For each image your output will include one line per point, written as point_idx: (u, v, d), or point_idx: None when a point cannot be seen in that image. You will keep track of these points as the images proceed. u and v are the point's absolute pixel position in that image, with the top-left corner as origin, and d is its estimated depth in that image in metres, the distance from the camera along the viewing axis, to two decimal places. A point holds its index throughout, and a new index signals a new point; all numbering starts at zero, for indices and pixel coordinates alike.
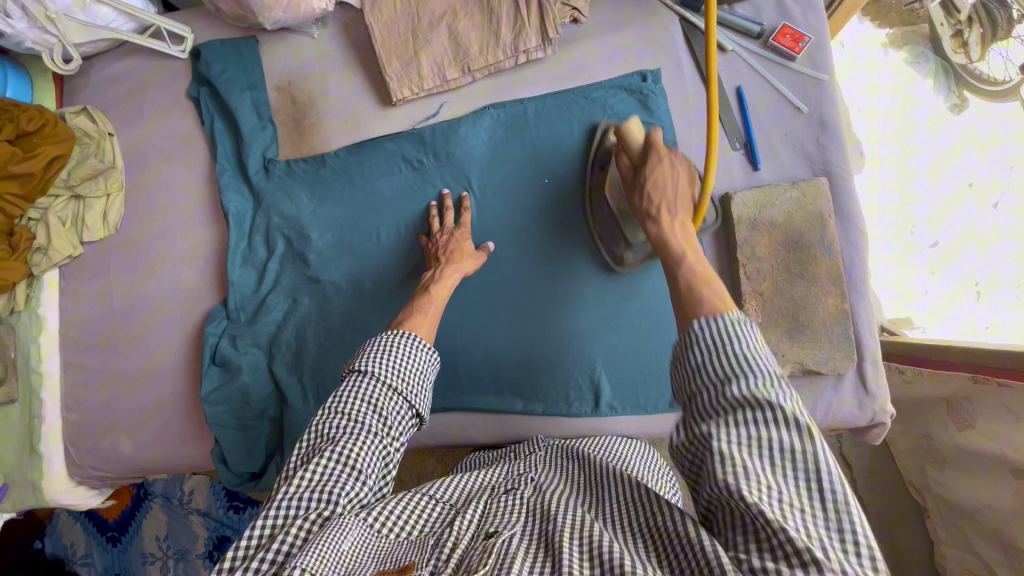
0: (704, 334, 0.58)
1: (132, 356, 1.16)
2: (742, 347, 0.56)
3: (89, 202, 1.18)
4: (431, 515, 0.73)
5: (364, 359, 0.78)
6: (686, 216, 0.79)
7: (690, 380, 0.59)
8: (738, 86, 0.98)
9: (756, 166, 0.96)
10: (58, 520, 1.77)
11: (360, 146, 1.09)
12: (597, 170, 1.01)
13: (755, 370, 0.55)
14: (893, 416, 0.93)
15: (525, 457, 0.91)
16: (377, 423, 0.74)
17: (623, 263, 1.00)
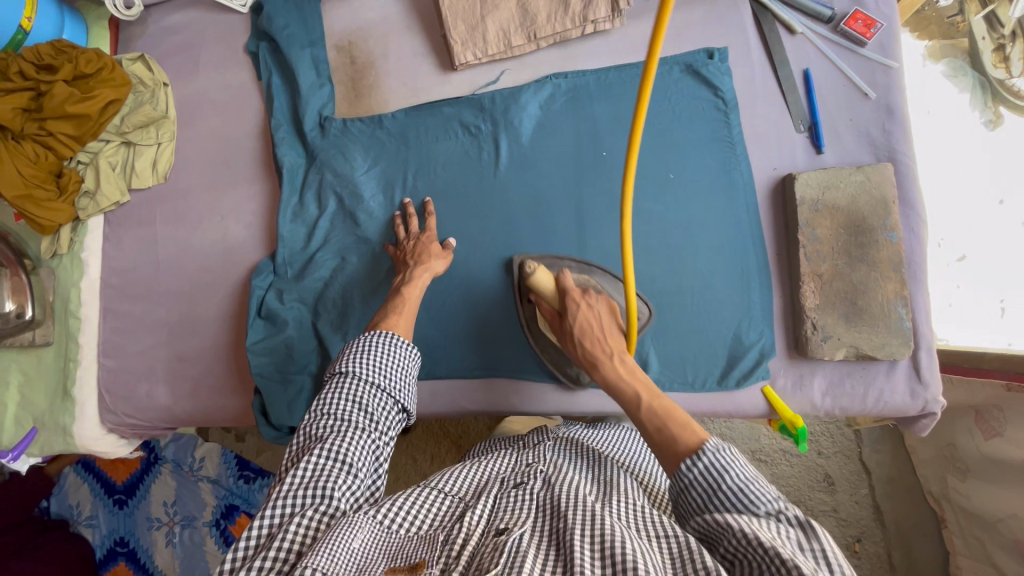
0: (695, 474, 0.62)
1: (173, 306, 1.16)
2: (731, 470, 0.60)
3: (140, 149, 1.18)
4: (439, 509, 0.70)
5: (344, 362, 0.77)
6: (622, 351, 0.84)
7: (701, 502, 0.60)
8: (806, 68, 0.98)
9: (820, 149, 0.96)
10: (66, 480, 1.76)
11: (418, 110, 1.09)
12: (528, 305, 1.02)
13: (753, 494, 0.58)
14: (944, 407, 0.93)
15: (533, 447, 0.87)
16: (365, 420, 0.72)
17: (581, 383, 1.02)
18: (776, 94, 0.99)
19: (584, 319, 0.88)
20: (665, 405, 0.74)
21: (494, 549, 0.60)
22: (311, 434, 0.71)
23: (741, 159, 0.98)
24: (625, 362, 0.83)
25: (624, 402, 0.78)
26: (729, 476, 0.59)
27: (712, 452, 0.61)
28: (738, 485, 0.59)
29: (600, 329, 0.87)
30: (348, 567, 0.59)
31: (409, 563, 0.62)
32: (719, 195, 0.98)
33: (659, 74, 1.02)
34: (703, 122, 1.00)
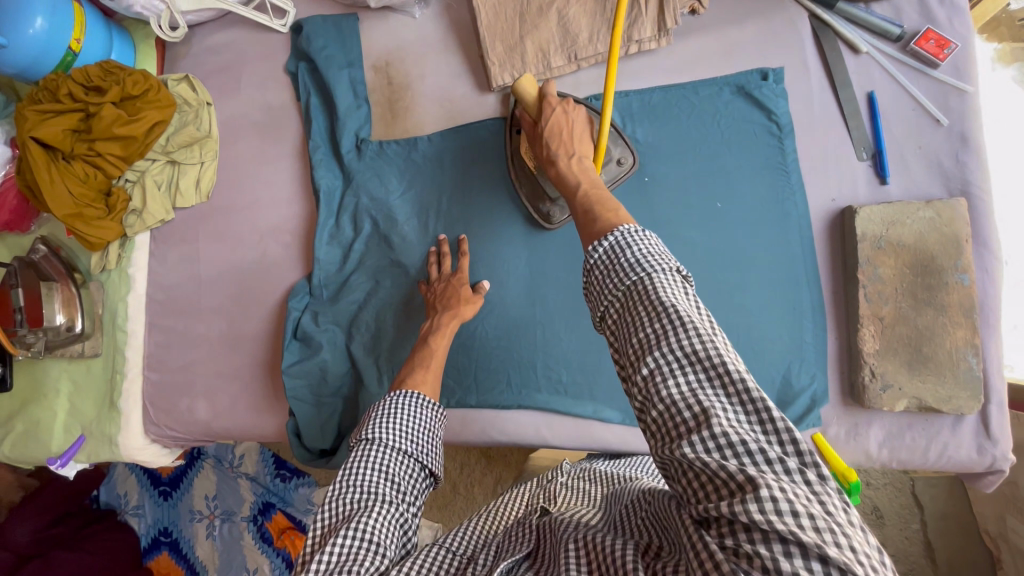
0: (600, 256, 0.60)
1: (212, 323, 1.18)
2: (660, 273, 0.56)
3: (184, 168, 1.20)
4: (450, 568, 0.65)
5: (370, 428, 0.76)
6: (586, 154, 0.82)
7: (601, 303, 0.60)
8: (870, 91, 0.91)
9: (885, 180, 0.89)
10: (115, 471, 1.84)
11: (454, 132, 1.07)
12: (516, 135, 1.01)
13: (650, 272, 0.56)
14: (1013, 464, 0.85)
15: (547, 485, 0.84)
16: (391, 491, 0.71)
17: (552, 220, 1.00)
18: (837, 118, 0.92)
19: (556, 120, 0.85)
20: (600, 194, 0.74)
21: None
22: (336, 508, 0.69)
23: (796, 189, 0.92)
24: (581, 155, 0.81)
25: (568, 188, 0.78)
26: (656, 280, 0.55)
27: (622, 237, 0.59)
28: (662, 289, 0.54)
29: (570, 129, 0.85)
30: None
31: None
32: (770, 226, 0.92)
33: (707, 97, 0.97)
34: (753, 149, 0.94)
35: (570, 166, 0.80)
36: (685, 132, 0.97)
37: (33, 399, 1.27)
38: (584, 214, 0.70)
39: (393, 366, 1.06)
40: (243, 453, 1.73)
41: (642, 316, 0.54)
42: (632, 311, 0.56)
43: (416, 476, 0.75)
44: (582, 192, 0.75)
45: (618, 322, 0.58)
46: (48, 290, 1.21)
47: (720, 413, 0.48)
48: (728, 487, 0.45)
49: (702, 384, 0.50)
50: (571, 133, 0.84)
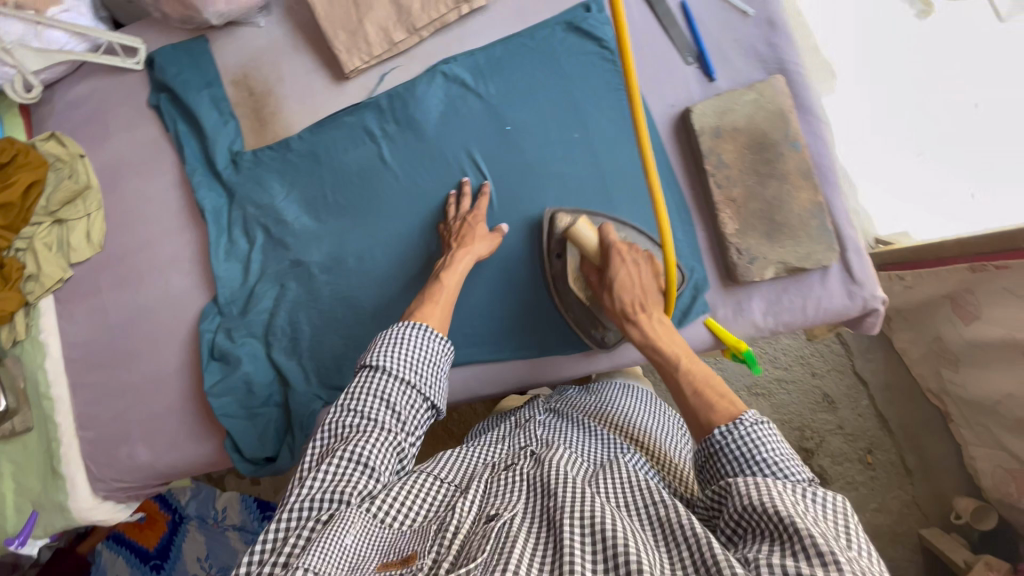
0: (731, 439, 0.68)
1: (135, 367, 1.18)
2: (763, 435, 0.66)
3: (72, 224, 1.21)
4: (436, 495, 0.73)
5: (376, 354, 0.80)
6: (656, 309, 0.88)
7: (722, 462, 0.68)
8: (682, 0, 0.98)
9: (712, 77, 0.96)
10: (101, 557, 1.77)
11: (322, 125, 1.10)
12: (556, 260, 1.00)
13: (783, 465, 0.64)
14: (886, 301, 0.93)
15: (526, 428, 0.94)
16: (390, 419, 0.76)
17: (607, 341, 1.02)
18: (660, 31, 0.99)
19: (626, 275, 0.89)
20: (704, 372, 0.80)
21: (484, 536, 0.64)
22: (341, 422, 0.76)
23: (638, 102, 0.98)
24: (661, 320, 0.88)
25: (664, 361, 0.84)
26: (752, 435, 0.67)
27: (750, 423, 0.68)
28: (760, 441, 0.66)
29: (640, 283, 0.89)
30: (342, 565, 0.63)
31: (401, 556, 0.66)
32: (624, 143, 0.99)
33: (543, 38, 1.03)
34: (594, 77, 1.00)
35: (653, 339, 0.86)
36: (532, 76, 1.03)
37: None
38: (689, 401, 0.77)
39: (316, 360, 1.09)
40: (224, 505, 1.72)
41: (746, 464, 0.65)
42: (730, 465, 0.67)
43: (423, 412, 0.80)
44: (678, 371, 0.82)
45: (717, 472, 0.68)
46: None
47: (815, 518, 0.56)
48: (802, 547, 0.52)
49: (805, 501, 0.59)
50: (637, 289, 0.88)
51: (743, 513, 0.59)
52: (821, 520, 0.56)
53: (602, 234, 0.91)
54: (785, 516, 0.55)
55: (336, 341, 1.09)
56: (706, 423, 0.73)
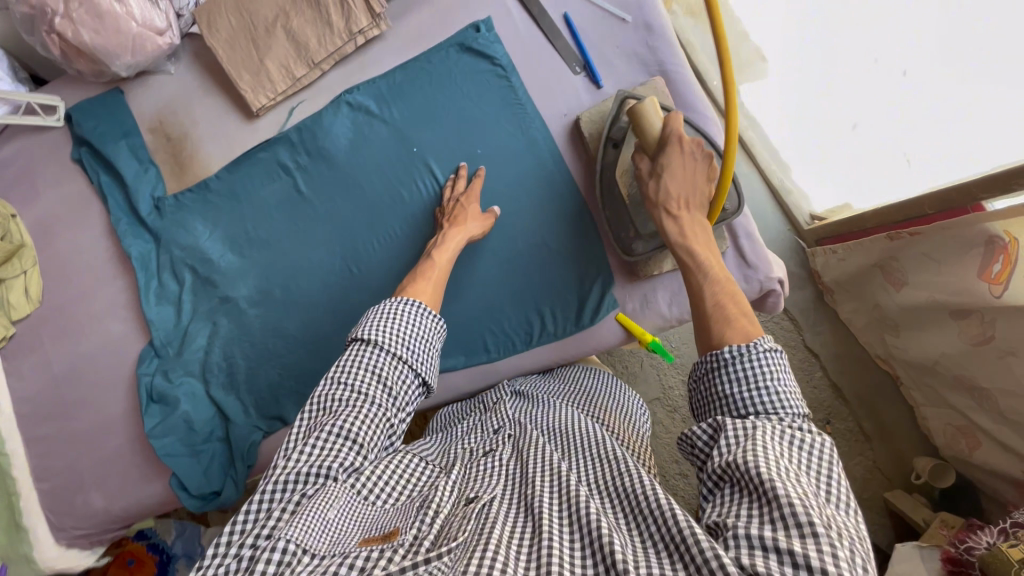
0: (740, 368, 0.66)
1: (82, 416, 1.21)
2: (776, 374, 0.66)
3: (9, 283, 1.22)
4: (419, 477, 0.77)
5: (367, 326, 0.79)
6: (700, 209, 0.86)
7: (715, 400, 0.69)
8: (564, 13, 1.02)
9: (598, 84, 1.00)
10: None
11: (237, 164, 1.13)
12: (608, 149, 0.97)
13: (780, 403, 0.65)
14: (783, 280, 0.97)
15: (496, 407, 0.97)
16: (383, 395, 0.76)
17: (633, 253, 0.97)
18: (546, 43, 1.02)
19: (677, 163, 0.86)
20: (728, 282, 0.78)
21: (466, 518, 0.67)
22: (330, 390, 0.75)
23: (532, 115, 1.02)
24: (699, 220, 0.85)
25: (687, 256, 0.82)
26: (764, 372, 0.66)
27: (764, 351, 0.66)
28: (765, 381, 0.65)
29: (689, 180, 0.86)
30: (324, 540, 0.64)
31: (381, 531, 0.68)
32: (524, 154, 1.03)
33: (439, 61, 1.06)
34: (489, 94, 1.04)
35: (688, 235, 0.84)
36: (432, 98, 1.06)
37: None
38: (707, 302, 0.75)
39: (255, 391, 1.13)
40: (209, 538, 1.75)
41: (746, 391, 0.66)
42: (721, 404, 0.68)
43: (411, 386, 0.80)
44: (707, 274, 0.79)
45: (712, 391, 0.69)
46: None
47: (797, 479, 0.58)
48: (782, 511, 0.54)
49: (791, 451, 0.61)
50: (688, 183, 0.86)
51: (729, 463, 0.62)
52: (803, 478, 0.58)
53: (665, 121, 0.87)
54: (769, 482, 0.56)
55: (273, 371, 1.13)
56: (716, 327, 0.72)
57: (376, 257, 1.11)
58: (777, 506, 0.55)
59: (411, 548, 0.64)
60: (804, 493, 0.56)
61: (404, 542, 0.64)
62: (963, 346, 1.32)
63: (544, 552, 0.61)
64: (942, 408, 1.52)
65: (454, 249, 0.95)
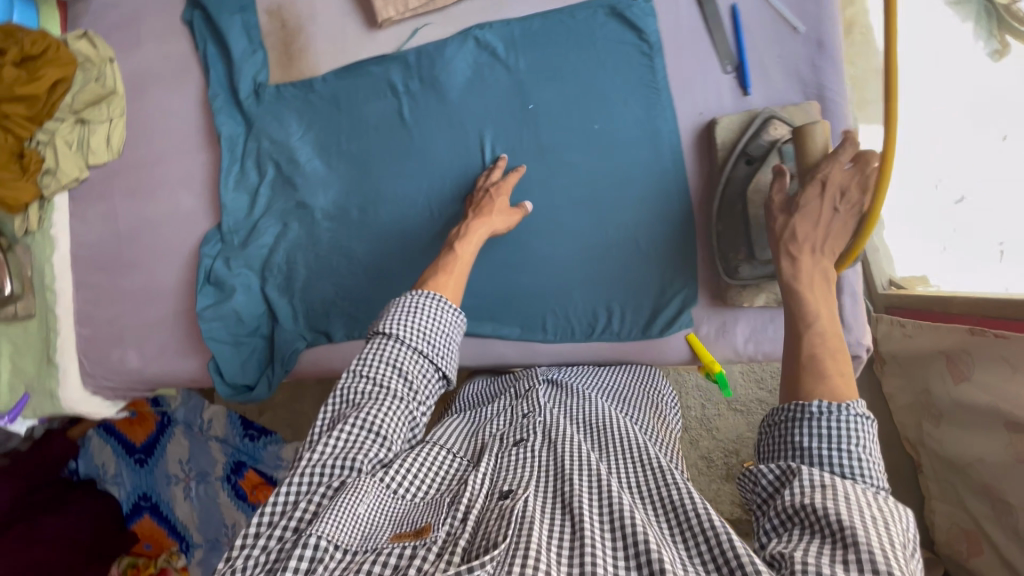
0: (822, 430, 0.64)
1: (136, 276, 1.22)
2: (859, 432, 0.64)
3: (93, 127, 1.23)
4: (447, 467, 0.78)
5: (388, 322, 0.80)
6: (830, 256, 0.80)
7: (782, 448, 0.67)
8: (732, 4, 0.93)
9: (746, 92, 0.93)
10: (90, 442, 1.90)
11: (347, 71, 1.09)
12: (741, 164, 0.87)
13: (858, 457, 0.63)
14: (871, 349, 0.93)
15: (528, 394, 0.93)
16: (403, 388, 0.79)
17: (739, 276, 0.89)
18: (702, 33, 0.95)
19: (811, 206, 0.79)
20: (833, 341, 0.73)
21: (499, 513, 0.65)
22: (350, 387, 0.78)
23: (665, 104, 0.95)
24: (821, 268, 0.79)
25: (795, 306, 0.77)
26: (847, 427, 0.64)
27: (854, 413, 0.64)
28: (845, 438, 0.63)
29: (824, 224, 0.79)
30: (355, 535, 0.66)
31: (415, 527, 0.69)
32: (644, 143, 0.96)
33: (583, 19, 0.98)
34: (626, 71, 0.96)
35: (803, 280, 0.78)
36: (565, 57, 0.99)
37: None
38: (801, 355, 0.71)
39: (307, 301, 1.13)
40: (209, 416, 1.80)
41: (826, 447, 0.64)
42: (791, 449, 0.66)
43: (429, 374, 0.81)
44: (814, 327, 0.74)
45: (786, 439, 0.67)
46: None
47: (884, 528, 0.55)
48: (857, 558, 0.52)
49: (872, 502, 0.59)
50: (823, 225, 0.79)
51: (795, 501, 0.60)
52: (890, 527, 0.56)
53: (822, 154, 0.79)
54: (847, 525, 0.55)
55: (328, 287, 1.12)
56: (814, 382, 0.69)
57: (457, 205, 1.06)
58: (853, 547, 0.53)
59: (444, 549, 0.63)
60: (886, 542, 0.54)
61: (437, 541, 0.63)
62: (1004, 459, 1.21)
63: (587, 561, 0.59)
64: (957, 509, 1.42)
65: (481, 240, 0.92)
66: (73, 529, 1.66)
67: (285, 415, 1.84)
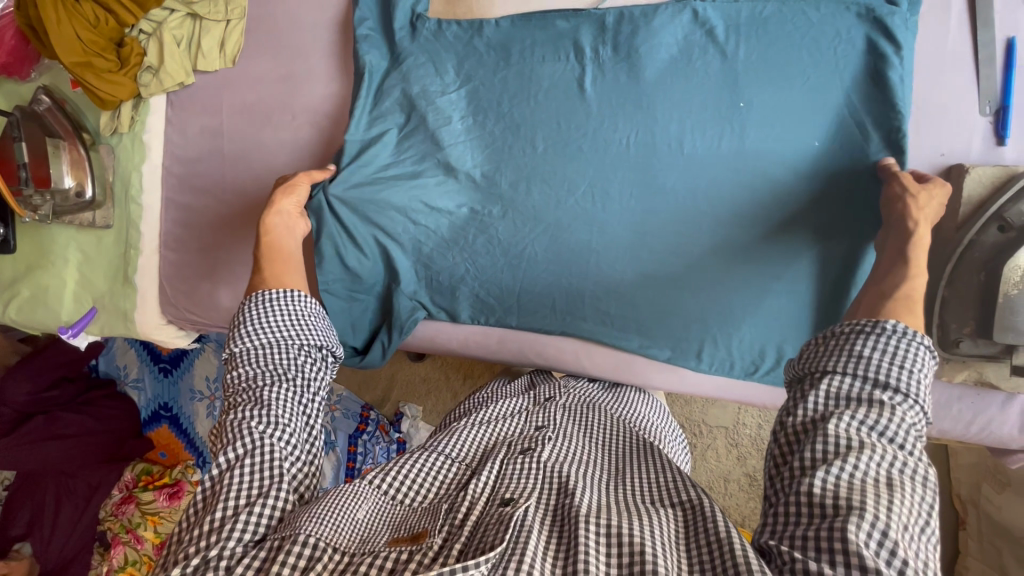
0: (869, 349, 0.57)
1: (236, 207, 1.10)
2: (919, 365, 0.56)
3: (207, 25, 1.07)
4: (445, 474, 0.74)
5: (238, 330, 0.72)
6: None
7: (822, 364, 0.58)
8: (1012, 36, 0.81)
9: (1001, 142, 0.82)
10: (114, 342, 1.70)
11: (529, 18, 0.94)
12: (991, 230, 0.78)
13: (887, 413, 0.54)
14: None
15: (545, 406, 0.91)
16: (282, 378, 0.69)
17: (956, 349, 0.82)
18: (968, 66, 0.83)
19: None
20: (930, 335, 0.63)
21: (498, 520, 0.59)
22: (264, 374, 0.70)
23: (906, 136, 0.82)
24: None
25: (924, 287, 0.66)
26: (913, 355, 0.56)
27: (899, 337, 0.56)
28: (900, 365, 0.55)
29: None
30: (351, 538, 0.61)
31: (410, 532, 0.63)
32: (870, 180, 0.84)
33: (830, 14, 0.83)
34: (865, 89, 0.83)
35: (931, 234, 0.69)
36: (802, 57, 0.85)
37: (39, 264, 1.20)
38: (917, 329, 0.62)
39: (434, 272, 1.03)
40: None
41: (859, 385, 0.56)
42: (843, 363, 0.57)
43: (319, 361, 0.74)
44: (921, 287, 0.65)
45: (815, 366, 0.59)
46: (54, 149, 1.10)
47: (889, 506, 0.48)
48: (831, 534, 0.47)
49: (891, 475, 0.50)
50: None
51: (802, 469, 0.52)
52: (903, 505, 0.48)
53: None
54: (844, 508, 0.48)
55: (460, 262, 1.02)
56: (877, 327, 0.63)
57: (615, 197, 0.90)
58: (836, 530, 0.47)
59: (441, 553, 0.58)
60: (887, 526, 0.47)
61: (432, 547, 0.58)
62: None
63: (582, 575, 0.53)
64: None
65: (284, 219, 0.85)
66: (89, 437, 1.52)
67: None
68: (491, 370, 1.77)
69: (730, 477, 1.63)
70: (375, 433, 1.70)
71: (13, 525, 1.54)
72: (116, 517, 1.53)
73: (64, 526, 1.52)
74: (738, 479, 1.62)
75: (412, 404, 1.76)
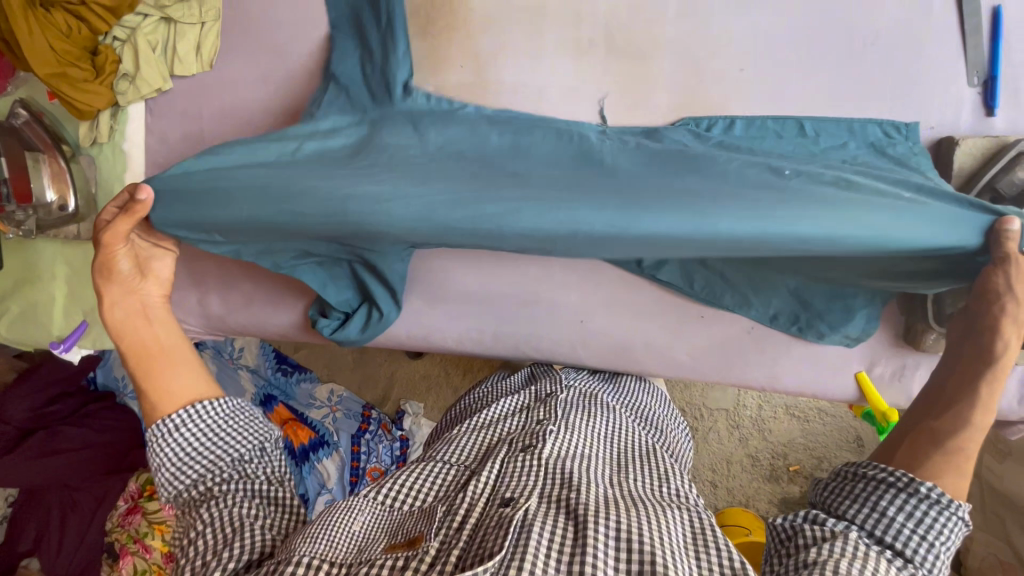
0: (889, 499, 0.59)
1: None
2: (945, 542, 0.56)
3: (182, 29, 1.04)
4: (443, 477, 0.73)
5: (163, 460, 0.66)
6: None
7: (838, 496, 0.62)
8: (997, 4, 0.81)
9: (991, 112, 0.83)
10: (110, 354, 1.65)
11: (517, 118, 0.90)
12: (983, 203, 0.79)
13: (911, 548, 0.56)
14: None
15: (545, 399, 0.91)
16: (238, 484, 0.66)
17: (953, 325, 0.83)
18: (954, 38, 0.83)
19: None
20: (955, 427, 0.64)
21: (498, 522, 0.59)
22: (214, 482, 0.66)
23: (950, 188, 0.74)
24: None
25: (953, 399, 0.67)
26: (940, 528, 0.56)
27: (937, 493, 0.57)
28: (919, 532, 0.56)
29: None
30: (348, 549, 0.61)
31: (408, 538, 0.62)
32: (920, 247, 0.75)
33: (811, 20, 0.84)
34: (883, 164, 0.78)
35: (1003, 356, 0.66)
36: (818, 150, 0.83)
37: (26, 280, 1.18)
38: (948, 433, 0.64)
39: (424, 269, 1.02)
40: (243, 345, 1.66)
41: (871, 514, 0.59)
42: (858, 510, 0.60)
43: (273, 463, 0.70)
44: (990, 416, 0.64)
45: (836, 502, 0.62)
46: (34, 162, 1.08)
47: None
48: None
49: None
50: None
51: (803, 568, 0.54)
52: None
53: None
54: None
55: (453, 259, 1.01)
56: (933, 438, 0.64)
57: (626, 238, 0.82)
58: None
59: (439, 559, 0.58)
60: None
61: (430, 554, 0.58)
62: None
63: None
64: (996, 545, 1.29)
65: (124, 309, 0.75)
66: (90, 450, 1.50)
67: (321, 355, 1.80)
68: (489, 364, 1.76)
69: (733, 459, 1.63)
70: (378, 433, 1.67)
71: (19, 542, 1.52)
72: (123, 528, 1.52)
73: (71, 541, 1.51)
74: (741, 460, 1.62)
75: (414, 402, 1.75)
